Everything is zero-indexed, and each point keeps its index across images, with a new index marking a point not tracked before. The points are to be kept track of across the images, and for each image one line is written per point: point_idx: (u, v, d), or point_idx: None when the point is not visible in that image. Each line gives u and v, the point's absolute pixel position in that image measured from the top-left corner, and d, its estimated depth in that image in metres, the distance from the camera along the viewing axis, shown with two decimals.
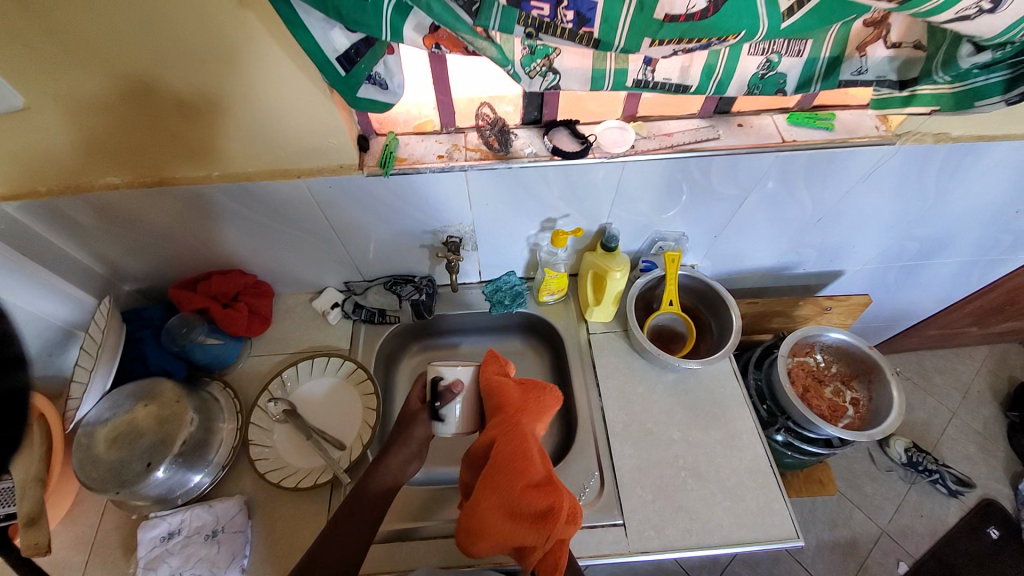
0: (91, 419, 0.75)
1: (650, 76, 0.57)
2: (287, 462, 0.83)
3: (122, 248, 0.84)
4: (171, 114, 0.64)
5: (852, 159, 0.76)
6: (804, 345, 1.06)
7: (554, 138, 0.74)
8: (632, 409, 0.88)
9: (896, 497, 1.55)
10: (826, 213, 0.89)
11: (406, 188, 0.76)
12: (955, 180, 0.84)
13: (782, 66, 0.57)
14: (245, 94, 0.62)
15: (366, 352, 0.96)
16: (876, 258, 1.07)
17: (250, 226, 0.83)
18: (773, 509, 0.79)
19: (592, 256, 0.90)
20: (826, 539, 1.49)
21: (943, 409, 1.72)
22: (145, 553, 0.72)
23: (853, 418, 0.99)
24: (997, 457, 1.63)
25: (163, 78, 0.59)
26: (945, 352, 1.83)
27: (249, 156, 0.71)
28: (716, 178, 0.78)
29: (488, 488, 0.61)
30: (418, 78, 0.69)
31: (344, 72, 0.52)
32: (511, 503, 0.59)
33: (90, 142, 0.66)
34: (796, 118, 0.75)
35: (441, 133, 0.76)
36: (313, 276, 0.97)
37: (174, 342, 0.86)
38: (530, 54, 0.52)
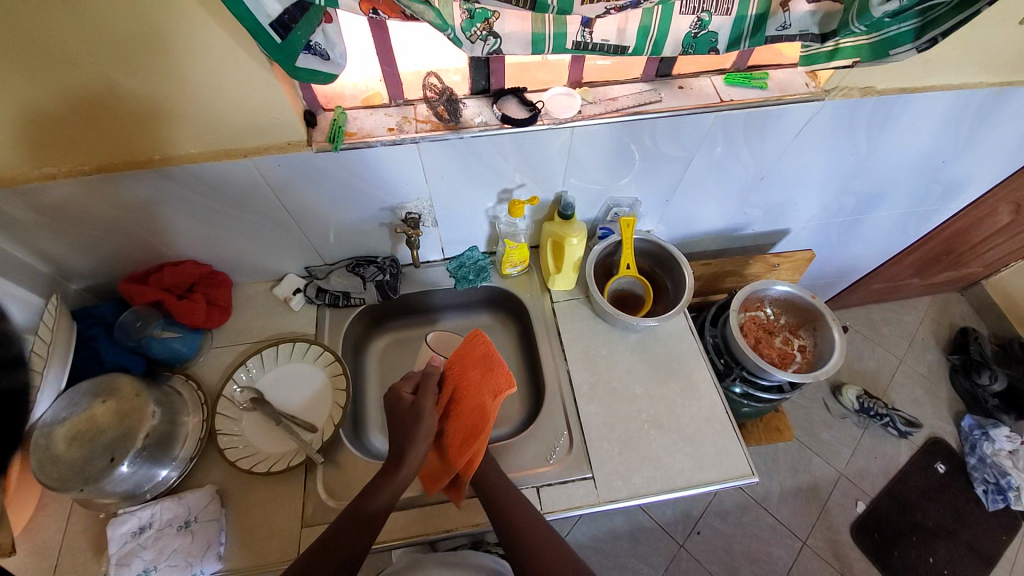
0: (47, 419, 0.72)
1: (589, 38, 0.59)
2: (257, 447, 0.83)
3: (67, 244, 0.81)
4: (102, 94, 0.61)
5: (786, 117, 0.80)
6: (754, 299, 1.12)
7: (503, 107, 0.75)
8: (596, 369, 0.91)
9: (851, 441, 1.67)
10: (768, 171, 0.93)
11: (358, 164, 0.75)
12: (883, 133, 0.90)
13: (713, 25, 0.59)
14: (181, 71, 0.60)
15: (333, 336, 0.96)
16: (819, 215, 1.14)
17: (200, 213, 0.80)
18: (730, 451, 0.84)
19: (550, 225, 0.92)
20: (790, 486, 1.59)
21: (891, 357, 1.85)
22: (116, 550, 0.70)
23: (800, 363, 1.06)
24: (940, 398, 1.76)
25: (93, 58, 0.56)
26: (892, 304, 1.95)
27: (191, 137, 0.69)
28: (663, 140, 0.81)
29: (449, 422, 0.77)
30: (361, 50, 0.69)
31: (280, 40, 0.51)
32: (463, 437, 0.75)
33: (18, 129, 0.63)
34: (732, 79, 0.79)
35: (390, 106, 0.76)
36: (272, 263, 0.95)
37: (129, 336, 0.85)
38: (469, 17, 0.52)
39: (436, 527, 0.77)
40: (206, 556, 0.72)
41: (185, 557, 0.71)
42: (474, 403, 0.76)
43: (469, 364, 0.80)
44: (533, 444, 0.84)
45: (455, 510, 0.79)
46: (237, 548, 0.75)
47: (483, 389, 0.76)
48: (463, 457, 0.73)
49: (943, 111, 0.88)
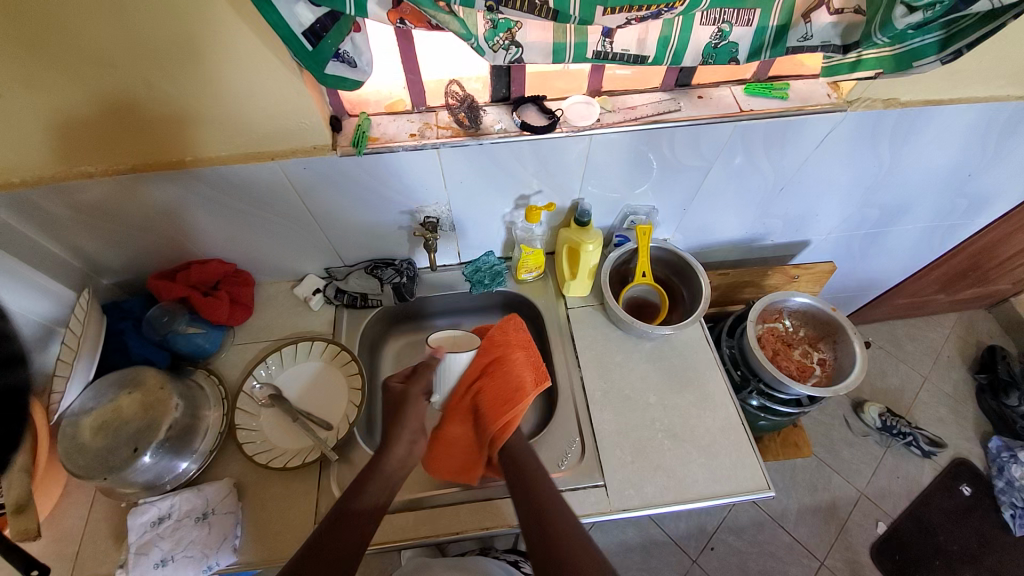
0: (73, 409, 0.75)
1: (609, 48, 0.59)
2: (274, 443, 0.85)
3: (101, 241, 0.84)
4: (141, 98, 0.64)
5: (807, 127, 0.80)
6: (773, 311, 1.11)
7: (523, 115, 0.76)
8: (610, 377, 0.91)
9: (872, 460, 1.62)
10: (788, 181, 0.92)
11: (380, 168, 0.77)
12: (907, 145, 0.89)
13: (733, 36, 0.59)
14: (214, 76, 0.63)
15: (350, 336, 0.97)
16: (840, 227, 1.12)
17: (227, 213, 0.83)
18: (746, 463, 0.83)
19: (566, 231, 0.93)
20: (807, 504, 1.55)
21: (914, 374, 1.80)
22: (135, 538, 0.72)
23: (820, 376, 1.05)
24: (966, 419, 1.71)
25: (134, 62, 0.59)
26: (916, 320, 1.91)
27: (222, 139, 0.72)
28: (681, 149, 0.81)
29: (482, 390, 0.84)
30: (386, 58, 0.71)
31: (311, 47, 0.54)
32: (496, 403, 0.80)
33: (62, 129, 0.66)
34: (752, 89, 0.79)
35: (413, 112, 0.77)
36: (294, 263, 0.98)
37: (156, 331, 0.87)
38: (492, 28, 0.53)
39: (448, 529, 0.78)
40: (222, 549, 0.74)
41: (201, 549, 0.72)
42: (511, 373, 0.82)
43: (506, 347, 0.86)
44: (545, 449, 0.85)
45: (466, 511, 0.79)
46: (252, 542, 0.77)
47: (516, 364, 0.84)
48: (498, 422, 0.78)
49: (971, 123, 0.86)
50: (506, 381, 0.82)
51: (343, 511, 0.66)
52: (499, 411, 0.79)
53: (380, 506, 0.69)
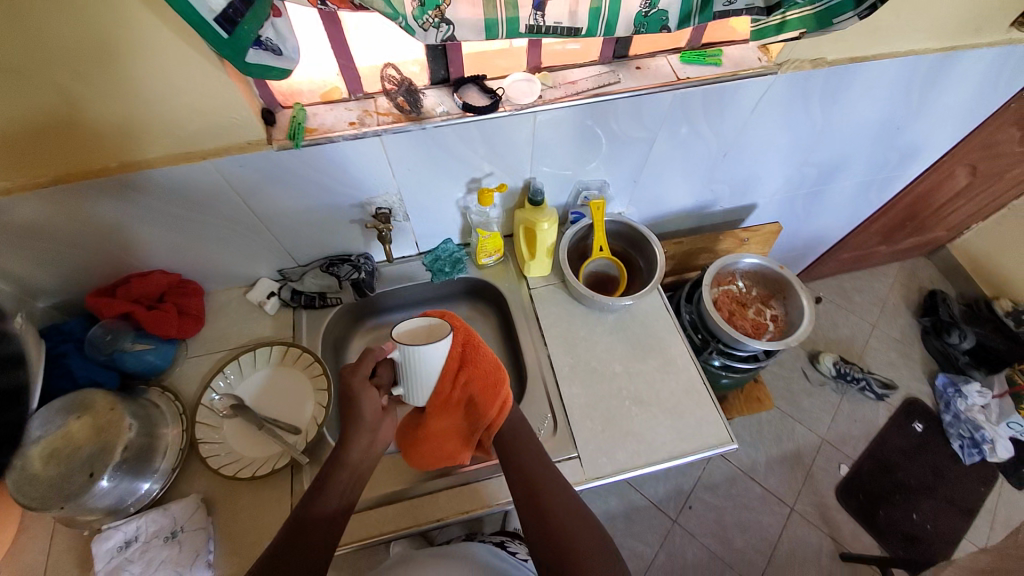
0: (20, 440, 0.70)
1: (542, 21, 0.59)
2: (240, 453, 0.82)
3: (29, 262, 0.79)
4: (46, 102, 0.59)
5: (743, 91, 0.82)
6: (726, 273, 1.14)
7: (463, 96, 0.75)
8: (576, 351, 0.93)
9: (831, 407, 1.72)
10: (730, 146, 0.95)
11: (322, 161, 0.75)
12: (837, 103, 0.93)
13: (662, 3, 0.60)
14: (127, 74, 0.58)
15: (311, 336, 0.95)
16: (783, 188, 1.17)
17: (164, 220, 0.79)
18: (710, 420, 0.86)
19: (523, 213, 0.93)
20: (775, 455, 1.63)
21: (864, 324, 1.91)
22: (103, 566, 0.69)
23: (773, 332, 1.09)
24: (912, 360, 1.83)
25: (31, 63, 0.54)
26: (863, 273, 2.02)
27: (145, 142, 0.68)
28: (625, 121, 0.82)
29: (461, 390, 0.70)
30: (314, 45, 0.68)
31: (227, 34, 0.50)
32: (481, 403, 0.72)
33: None
34: (687, 57, 0.80)
35: (350, 100, 0.75)
36: (244, 267, 0.94)
37: (99, 351, 0.82)
38: (419, 5, 0.52)
39: (426, 518, 0.78)
40: (196, 565, 0.72)
41: (175, 567, 0.70)
42: (488, 365, 0.71)
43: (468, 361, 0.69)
44: None
45: (444, 499, 0.79)
46: (227, 554, 0.75)
47: (491, 361, 0.71)
48: (489, 418, 0.72)
49: (892, 78, 0.91)
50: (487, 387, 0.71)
51: (300, 524, 0.61)
52: (486, 410, 0.72)
53: (342, 510, 0.64)
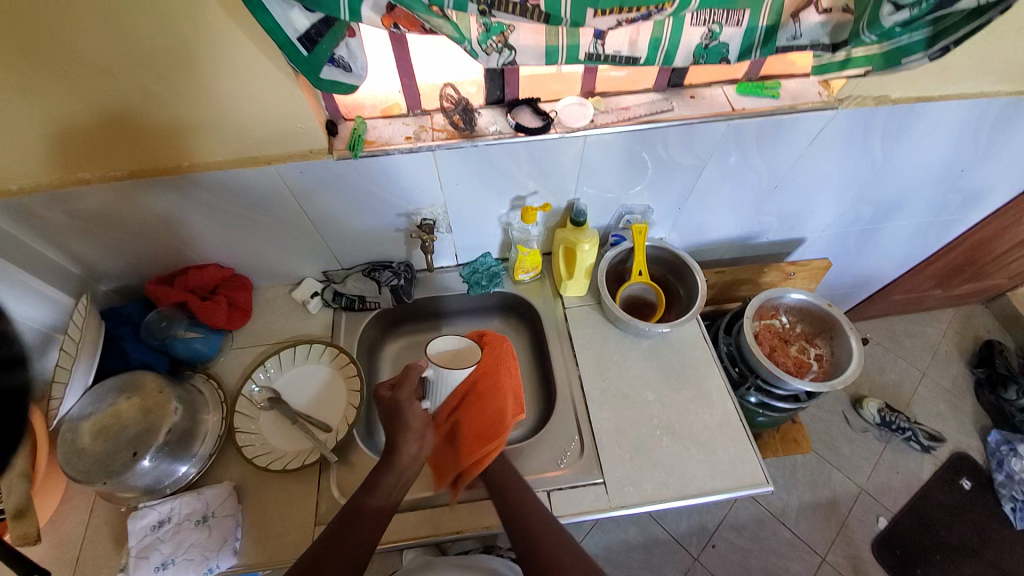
0: (74, 415, 0.75)
1: (601, 50, 0.60)
2: (274, 446, 0.85)
3: (100, 247, 0.85)
4: (136, 105, 0.64)
5: (800, 125, 0.81)
6: (769, 308, 1.11)
7: (517, 116, 0.77)
8: (608, 376, 0.92)
9: (871, 455, 1.63)
10: (781, 179, 0.93)
11: (377, 171, 0.78)
12: (899, 141, 0.90)
13: (723, 36, 0.60)
14: (209, 82, 0.63)
15: (348, 337, 0.98)
16: (835, 223, 1.13)
17: (225, 218, 0.83)
18: (744, 459, 0.84)
19: (563, 231, 0.93)
20: (807, 500, 1.56)
21: (912, 370, 1.81)
22: (136, 543, 0.73)
23: (817, 372, 1.06)
24: (964, 413, 1.72)
25: (127, 69, 0.59)
26: (914, 316, 1.92)
27: (217, 146, 0.73)
28: (675, 149, 0.82)
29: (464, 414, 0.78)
30: (381, 63, 0.71)
31: (306, 52, 0.54)
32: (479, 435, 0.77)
33: (61, 138, 0.67)
34: (744, 88, 0.80)
35: (408, 115, 0.78)
36: (291, 267, 0.98)
37: (153, 336, 0.88)
38: (485, 31, 0.54)
39: (448, 528, 0.78)
40: (222, 551, 0.74)
41: (202, 552, 0.73)
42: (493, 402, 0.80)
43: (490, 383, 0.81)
44: (544, 448, 0.85)
45: (466, 511, 0.79)
46: (253, 544, 0.77)
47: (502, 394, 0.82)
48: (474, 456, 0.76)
49: (960, 119, 0.87)
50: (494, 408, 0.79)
51: (354, 512, 0.67)
52: (479, 445, 0.76)
53: (386, 511, 0.68)
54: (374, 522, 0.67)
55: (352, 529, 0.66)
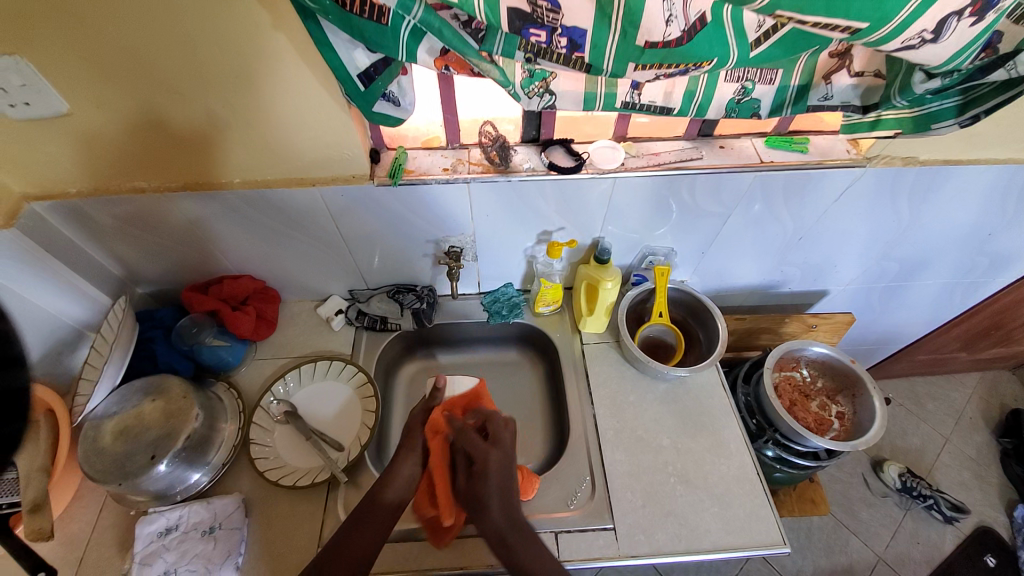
0: (98, 412, 0.78)
1: (637, 99, 0.63)
2: (287, 461, 0.86)
3: (141, 251, 0.89)
4: (194, 122, 0.69)
5: (827, 181, 0.82)
6: (790, 360, 1.11)
7: (551, 155, 0.80)
8: (623, 416, 0.91)
9: (892, 522, 1.55)
10: (806, 231, 0.94)
11: (413, 199, 0.81)
12: (926, 202, 0.90)
13: (756, 92, 0.63)
14: (263, 104, 0.67)
15: (367, 357, 0.99)
16: (859, 278, 1.12)
17: (261, 231, 0.87)
18: (760, 516, 0.81)
19: (586, 268, 0.95)
20: (823, 566, 1.48)
21: (936, 435, 1.74)
22: (141, 549, 0.73)
23: (839, 431, 1.03)
24: (990, 484, 1.64)
25: (192, 89, 0.64)
26: (937, 378, 1.86)
27: (267, 164, 0.77)
28: (702, 196, 0.84)
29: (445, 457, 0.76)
30: (428, 98, 0.76)
31: (363, 88, 0.59)
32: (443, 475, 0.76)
33: (122, 149, 0.72)
34: (773, 141, 0.82)
35: (447, 148, 0.81)
36: (319, 284, 1.01)
37: (184, 341, 0.90)
38: (529, 76, 0.58)
39: (450, 562, 0.77)
40: (225, 565, 0.73)
41: (205, 563, 0.73)
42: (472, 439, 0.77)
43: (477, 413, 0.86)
44: (555, 486, 0.84)
45: (471, 545, 0.78)
46: (254, 561, 0.76)
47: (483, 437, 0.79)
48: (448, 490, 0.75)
49: (988, 185, 0.88)
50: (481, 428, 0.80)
51: (369, 507, 0.72)
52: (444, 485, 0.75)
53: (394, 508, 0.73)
54: (381, 518, 0.71)
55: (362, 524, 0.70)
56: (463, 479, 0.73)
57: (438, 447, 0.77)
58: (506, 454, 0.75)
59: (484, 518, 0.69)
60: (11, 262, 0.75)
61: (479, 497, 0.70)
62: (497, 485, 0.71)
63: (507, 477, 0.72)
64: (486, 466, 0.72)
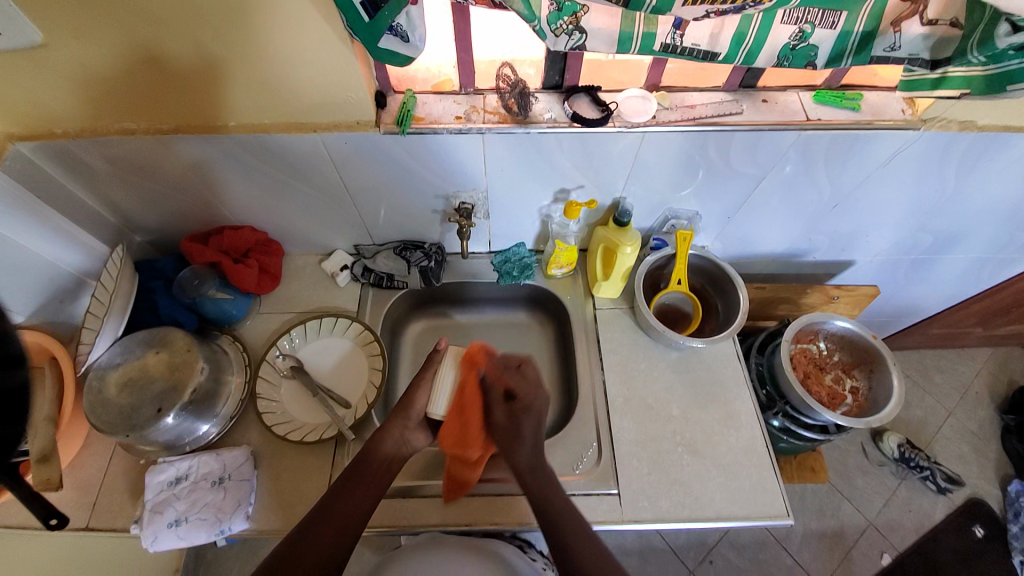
0: (102, 364, 0.76)
1: (679, 41, 0.56)
2: (294, 416, 0.85)
3: (136, 198, 0.84)
4: (183, 58, 0.62)
5: (875, 143, 0.75)
6: (808, 332, 1.07)
7: (574, 104, 0.73)
8: (633, 384, 0.89)
9: (886, 490, 1.57)
10: (842, 198, 0.88)
11: (423, 149, 0.75)
12: (976, 171, 0.83)
13: (815, 38, 0.55)
14: (258, 38, 0.60)
15: (373, 315, 0.97)
16: (889, 250, 1.06)
17: (262, 181, 0.82)
18: (766, 488, 0.80)
19: (604, 230, 0.90)
20: (813, 528, 1.52)
21: (940, 409, 1.73)
22: (152, 497, 0.73)
23: (851, 406, 1.01)
24: (988, 458, 1.64)
25: (178, 18, 0.57)
26: (948, 352, 1.82)
27: (264, 107, 0.71)
28: (735, 156, 0.77)
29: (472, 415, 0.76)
30: (440, 34, 0.68)
31: (368, 18, 0.52)
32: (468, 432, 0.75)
33: (107, 86, 0.66)
34: (823, 96, 0.74)
35: (460, 93, 0.74)
36: (322, 237, 0.97)
37: (185, 293, 0.88)
38: (557, 10, 0.51)
39: (456, 519, 0.77)
40: (235, 514, 0.74)
41: (216, 512, 0.73)
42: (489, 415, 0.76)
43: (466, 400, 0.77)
44: (560, 450, 0.84)
45: (476, 504, 0.78)
46: (262, 511, 0.77)
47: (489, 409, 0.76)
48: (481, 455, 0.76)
49: None
50: (512, 367, 0.78)
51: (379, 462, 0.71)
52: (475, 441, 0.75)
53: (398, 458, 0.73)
54: (377, 478, 0.72)
55: (354, 486, 0.70)
56: (502, 418, 0.75)
57: (472, 385, 0.77)
58: (538, 397, 0.76)
59: (513, 454, 0.73)
60: (3, 208, 0.71)
61: (516, 433, 0.73)
62: (531, 434, 0.74)
63: (541, 423, 0.75)
64: (526, 405, 0.75)
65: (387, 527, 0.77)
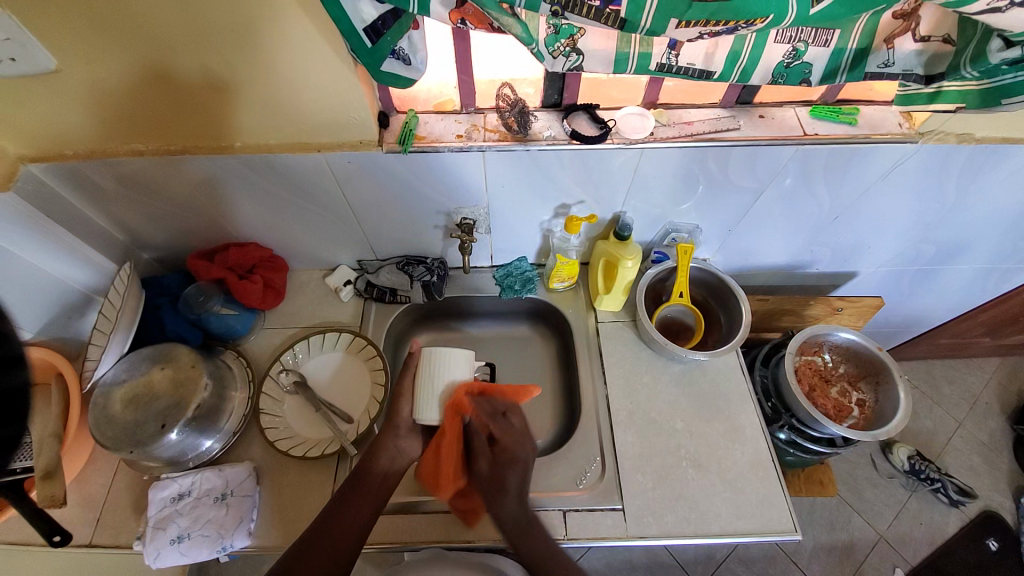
0: (107, 379, 0.77)
1: (674, 61, 0.57)
2: (297, 431, 0.85)
3: (144, 216, 0.86)
4: (190, 82, 0.64)
5: (873, 156, 0.76)
6: (812, 344, 1.07)
7: (573, 122, 0.75)
8: (636, 397, 0.89)
9: (896, 503, 1.55)
10: (842, 211, 0.88)
11: (425, 167, 0.76)
12: (976, 183, 0.83)
13: (808, 55, 0.57)
14: (263, 63, 0.62)
15: (376, 330, 0.97)
16: (891, 261, 1.06)
17: (267, 199, 0.83)
18: (773, 503, 0.79)
19: (604, 244, 0.90)
20: (823, 542, 1.49)
21: (949, 419, 1.70)
22: (155, 512, 0.74)
23: (858, 418, 1.00)
24: (1000, 470, 1.61)
25: (185, 45, 0.59)
26: (955, 362, 1.81)
27: (268, 128, 0.72)
28: (734, 170, 0.78)
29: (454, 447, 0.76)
30: (441, 56, 0.70)
31: (369, 44, 0.54)
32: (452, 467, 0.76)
33: (117, 110, 0.68)
34: (818, 112, 0.75)
35: (461, 113, 0.76)
36: (327, 253, 0.98)
37: (190, 309, 0.89)
38: (554, 33, 0.52)
39: (458, 536, 0.77)
40: (237, 531, 0.74)
41: (218, 529, 0.73)
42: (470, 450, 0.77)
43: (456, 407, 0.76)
44: (563, 465, 0.83)
45: (477, 521, 0.78)
46: (265, 527, 0.77)
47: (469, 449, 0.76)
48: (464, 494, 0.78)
49: None
50: (500, 415, 0.76)
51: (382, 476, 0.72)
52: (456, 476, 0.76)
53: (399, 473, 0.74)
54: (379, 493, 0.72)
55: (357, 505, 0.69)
56: (486, 469, 0.73)
57: (456, 429, 0.74)
58: (525, 450, 0.74)
59: (498, 507, 0.71)
60: (10, 227, 0.73)
61: (502, 484, 0.71)
62: (516, 486, 0.71)
63: (526, 475, 0.73)
64: (513, 455, 0.73)
65: (388, 544, 0.77)
